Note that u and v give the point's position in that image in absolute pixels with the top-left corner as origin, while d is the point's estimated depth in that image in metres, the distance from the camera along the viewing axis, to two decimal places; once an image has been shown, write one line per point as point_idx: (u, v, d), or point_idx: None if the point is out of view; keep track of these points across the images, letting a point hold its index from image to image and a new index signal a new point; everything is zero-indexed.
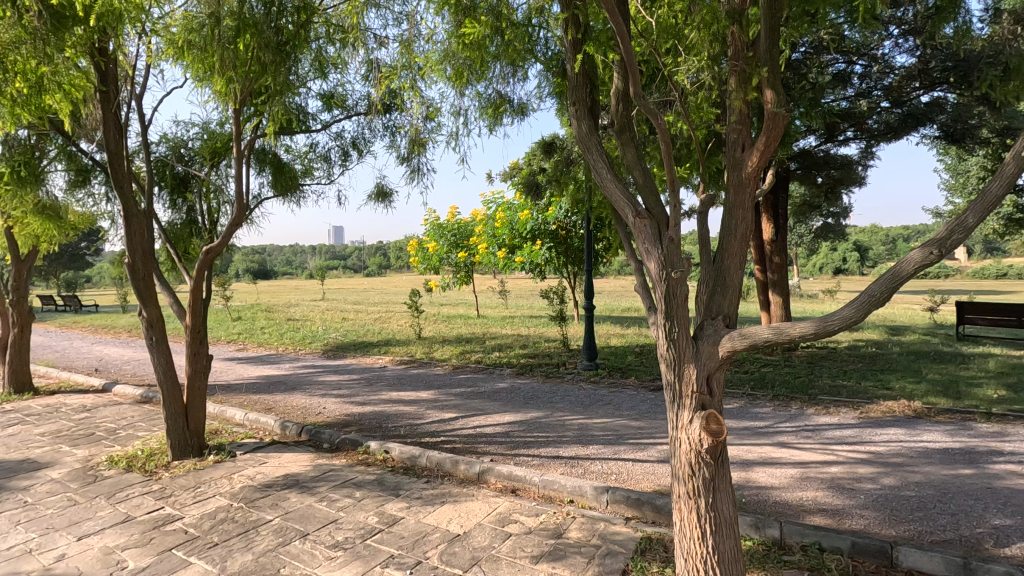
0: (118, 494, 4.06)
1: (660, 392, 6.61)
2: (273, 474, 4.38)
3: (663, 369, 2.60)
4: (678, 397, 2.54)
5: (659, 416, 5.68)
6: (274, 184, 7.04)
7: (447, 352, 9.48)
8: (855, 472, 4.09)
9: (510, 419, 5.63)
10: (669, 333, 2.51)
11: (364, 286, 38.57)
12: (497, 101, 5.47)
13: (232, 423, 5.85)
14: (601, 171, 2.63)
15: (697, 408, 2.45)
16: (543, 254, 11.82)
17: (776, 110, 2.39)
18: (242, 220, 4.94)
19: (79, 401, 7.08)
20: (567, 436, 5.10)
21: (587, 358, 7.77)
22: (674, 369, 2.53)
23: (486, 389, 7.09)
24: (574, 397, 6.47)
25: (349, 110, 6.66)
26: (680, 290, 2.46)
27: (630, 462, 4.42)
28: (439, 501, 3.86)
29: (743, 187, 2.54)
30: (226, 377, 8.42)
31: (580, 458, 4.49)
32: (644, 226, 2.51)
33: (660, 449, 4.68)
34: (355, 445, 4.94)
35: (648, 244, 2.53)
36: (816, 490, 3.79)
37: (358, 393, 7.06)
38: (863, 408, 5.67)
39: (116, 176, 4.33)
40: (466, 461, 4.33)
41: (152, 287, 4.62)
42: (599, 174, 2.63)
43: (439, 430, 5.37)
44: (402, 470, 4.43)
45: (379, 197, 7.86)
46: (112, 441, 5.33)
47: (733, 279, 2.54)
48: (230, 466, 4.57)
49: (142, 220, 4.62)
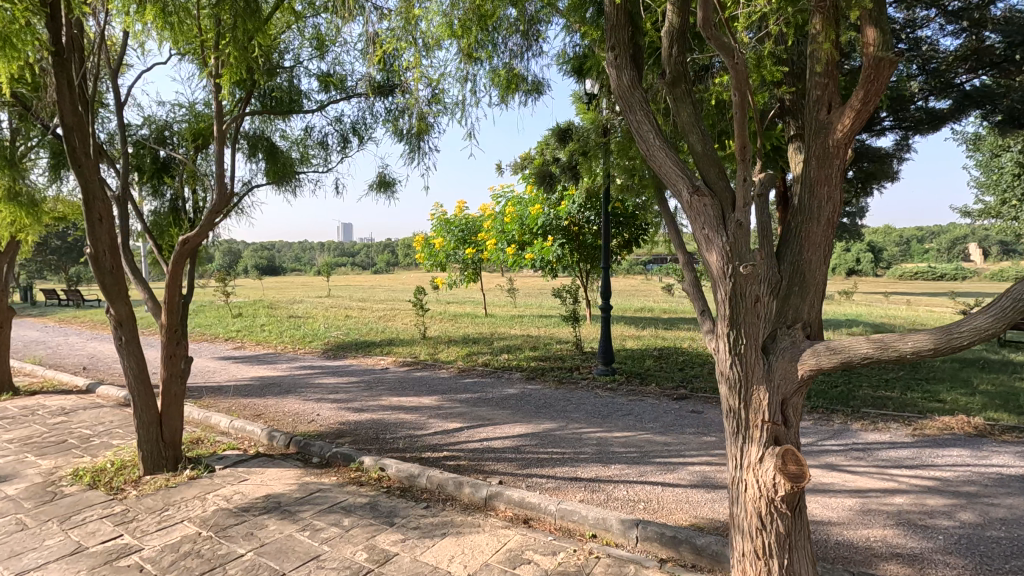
0: (73, 518, 3.55)
1: (685, 401, 6.04)
2: (252, 496, 3.86)
3: (723, 391, 2.06)
4: (743, 427, 1.99)
5: (686, 430, 5.12)
6: (267, 172, 6.52)
7: (453, 353, 8.94)
8: (925, 504, 3.51)
9: (520, 432, 5.08)
10: (733, 345, 1.96)
11: (371, 283, 38.15)
12: (508, 76, 4.91)
13: (216, 432, 5.35)
14: (647, 135, 2.15)
15: (769, 443, 1.90)
16: (555, 250, 11.28)
17: (882, 53, 1.83)
18: (224, 207, 4.40)
19: (58, 403, 6.61)
20: (585, 453, 4.54)
21: (603, 362, 7.21)
22: (739, 392, 1.98)
23: (494, 395, 6.54)
24: (591, 407, 5.91)
25: (348, 92, 6.14)
26: (750, 290, 1.91)
27: (659, 486, 3.85)
28: (439, 532, 3.32)
29: (831, 156, 1.97)
30: (218, 378, 7.93)
31: (602, 482, 3.93)
32: (703, 205, 1.98)
33: (692, 471, 4.12)
34: (347, 461, 4.41)
35: (708, 229, 1.99)
36: (884, 527, 3.21)
37: (356, 398, 6.54)
38: (915, 424, 5.07)
39: (75, 154, 3.82)
40: (471, 483, 3.79)
41: (121, 282, 4.11)
42: (647, 142, 2.17)
43: (442, 443, 4.83)
44: (398, 492, 3.90)
45: (380, 187, 7.35)
46: (83, 451, 4.84)
47: (814, 276, 1.99)
48: (206, 484, 4.06)
49: (108, 207, 4.10)
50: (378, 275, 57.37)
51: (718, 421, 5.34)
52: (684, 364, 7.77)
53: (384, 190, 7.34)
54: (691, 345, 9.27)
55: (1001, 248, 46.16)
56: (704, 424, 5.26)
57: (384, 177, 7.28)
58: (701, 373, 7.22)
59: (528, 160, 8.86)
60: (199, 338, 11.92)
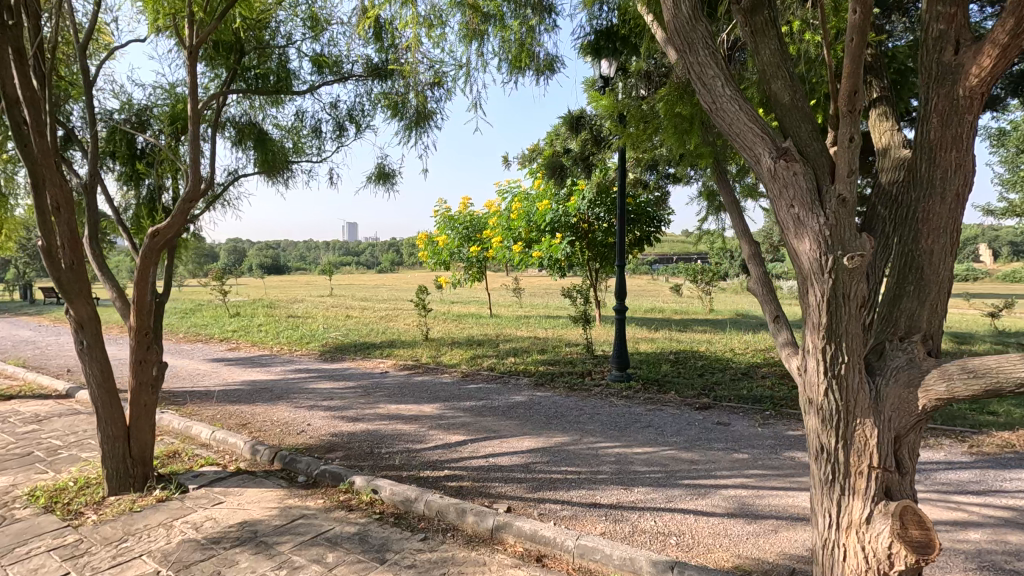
0: (18, 550, 3.09)
1: (708, 412, 5.53)
2: (225, 523, 3.38)
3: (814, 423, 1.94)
4: (847, 472, 1.86)
5: (714, 445, 4.60)
6: (257, 162, 6.05)
7: (457, 356, 8.43)
8: (1007, 542, 2.99)
9: (529, 447, 4.58)
10: (832, 366, 1.85)
11: (375, 283, 37.70)
12: (516, 52, 4.41)
13: (196, 444, 4.88)
14: (715, 86, 2.13)
15: (877, 494, 1.79)
16: (564, 248, 10.78)
17: None
18: (198, 198, 3.90)
19: (33, 409, 6.16)
20: (603, 472, 4.04)
21: (617, 368, 6.71)
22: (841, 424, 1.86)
23: (500, 404, 6.03)
24: (606, 418, 5.40)
25: (343, 75, 5.65)
26: (855, 288, 1.81)
27: (691, 515, 3.35)
28: (438, 572, 2.83)
29: (958, 115, 1.85)
30: (207, 383, 7.47)
31: (624, 509, 3.43)
32: (795, 175, 1.94)
33: (727, 496, 3.61)
34: (336, 481, 3.93)
35: (801, 209, 1.92)
36: (965, 573, 2.70)
37: (351, 406, 6.06)
38: (971, 440, 4.54)
39: (20, 132, 3.34)
40: (476, 511, 3.30)
41: (82, 280, 3.65)
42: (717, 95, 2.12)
43: (443, 460, 4.33)
44: (392, 520, 3.42)
45: (379, 179, 6.89)
46: (46, 466, 4.38)
47: (936, 275, 1.88)
48: (176, 508, 3.59)
49: (67, 193, 3.57)
50: (382, 275, 56.91)
51: (749, 435, 4.82)
52: (704, 370, 7.25)
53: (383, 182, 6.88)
54: (709, 348, 8.73)
55: (1016, 249, 45.23)
56: (733, 438, 4.75)
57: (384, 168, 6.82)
58: (723, 380, 6.69)
59: (536, 150, 8.33)
60: (194, 339, 11.48)
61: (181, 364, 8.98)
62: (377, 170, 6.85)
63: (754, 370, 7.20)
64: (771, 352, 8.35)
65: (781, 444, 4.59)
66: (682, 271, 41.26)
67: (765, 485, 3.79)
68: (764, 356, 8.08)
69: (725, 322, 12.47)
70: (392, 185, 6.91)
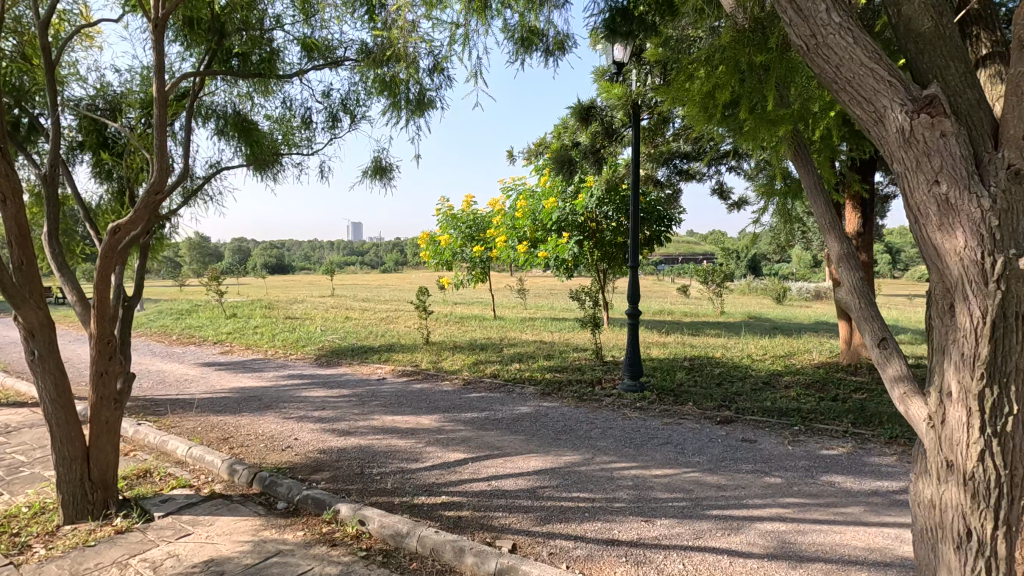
0: None
1: (731, 427, 5.07)
2: (189, 562, 2.95)
3: (951, 487, 1.74)
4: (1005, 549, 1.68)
5: (742, 466, 4.13)
6: (244, 156, 5.63)
7: (458, 362, 7.99)
8: None
9: (536, 468, 4.12)
10: (995, 422, 1.64)
11: (377, 283, 37.34)
12: (522, 29, 3.98)
13: (171, 461, 4.45)
14: (836, 19, 1.82)
15: None
16: (571, 248, 10.34)
17: None
18: (164, 189, 3.46)
19: (4, 419, 5.75)
20: (619, 500, 3.58)
21: (630, 377, 6.26)
22: (999, 492, 1.66)
23: (504, 416, 5.58)
24: (619, 434, 4.94)
25: (334, 58, 5.21)
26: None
27: (725, 557, 2.89)
28: None
29: None
30: (194, 390, 7.05)
31: (647, 548, 2.98)
32: (945, 144, 1.66)
33: (764, 532, 3.15)
34: (319, 509, 3.50)
35: (954, 191, 1.65)
36: None
37: (344, 417, 5.63)
38: None
39: None
40: (476, 551, 2.86)
41: (33, 281, 3.21)
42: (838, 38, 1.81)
43: (440, 484, 3.89)
44: (380, 559, 2.98)
45: (376, 175, 6.46)
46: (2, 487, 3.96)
47: None
48: (136, 542, 3.16)
49: (15, 185, 3.16)
50: (386, 275, 56.54)
51: (779, 455, 4.35)
52: (722, 378, 6.79)
53: (380, 178, 6.45)
54: (725, 354, 8.26)
55: None
56: (762, 458, 4.28)
57: (381, 163, 6.38)
58: (744, 390, 6.23)
59: (542, 143, 7.85)
60: (187, 341, 11.08)
61: (170, 368, 8.58)
62: (373, 164, 6.41)
63: (776, 379, 6.73)
64: (791, 359, 7.87)
65: (816, 466, 4.12)
66: (688, 271, 40.71)
67: (805, 517, 3.32)
68: (784, 362, 7.62)
69: (738, 325, 12.00)
70: (390, 181, 6.48)
